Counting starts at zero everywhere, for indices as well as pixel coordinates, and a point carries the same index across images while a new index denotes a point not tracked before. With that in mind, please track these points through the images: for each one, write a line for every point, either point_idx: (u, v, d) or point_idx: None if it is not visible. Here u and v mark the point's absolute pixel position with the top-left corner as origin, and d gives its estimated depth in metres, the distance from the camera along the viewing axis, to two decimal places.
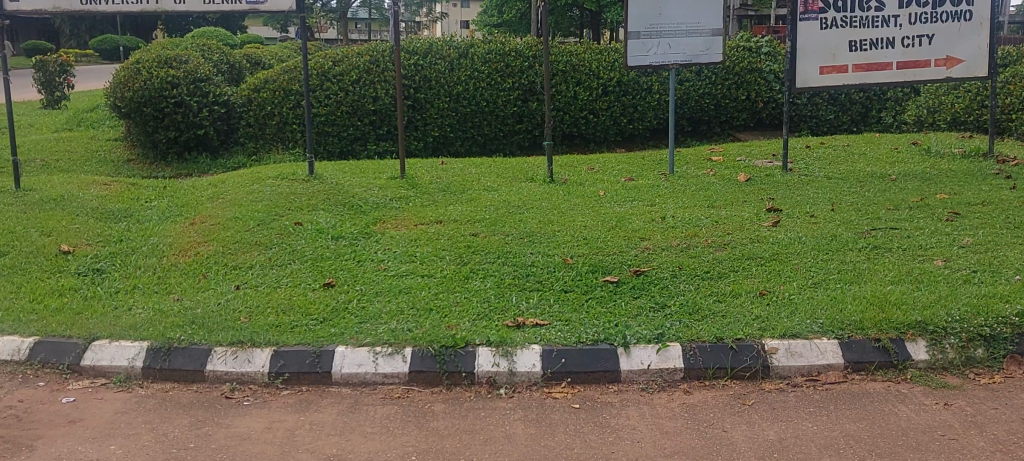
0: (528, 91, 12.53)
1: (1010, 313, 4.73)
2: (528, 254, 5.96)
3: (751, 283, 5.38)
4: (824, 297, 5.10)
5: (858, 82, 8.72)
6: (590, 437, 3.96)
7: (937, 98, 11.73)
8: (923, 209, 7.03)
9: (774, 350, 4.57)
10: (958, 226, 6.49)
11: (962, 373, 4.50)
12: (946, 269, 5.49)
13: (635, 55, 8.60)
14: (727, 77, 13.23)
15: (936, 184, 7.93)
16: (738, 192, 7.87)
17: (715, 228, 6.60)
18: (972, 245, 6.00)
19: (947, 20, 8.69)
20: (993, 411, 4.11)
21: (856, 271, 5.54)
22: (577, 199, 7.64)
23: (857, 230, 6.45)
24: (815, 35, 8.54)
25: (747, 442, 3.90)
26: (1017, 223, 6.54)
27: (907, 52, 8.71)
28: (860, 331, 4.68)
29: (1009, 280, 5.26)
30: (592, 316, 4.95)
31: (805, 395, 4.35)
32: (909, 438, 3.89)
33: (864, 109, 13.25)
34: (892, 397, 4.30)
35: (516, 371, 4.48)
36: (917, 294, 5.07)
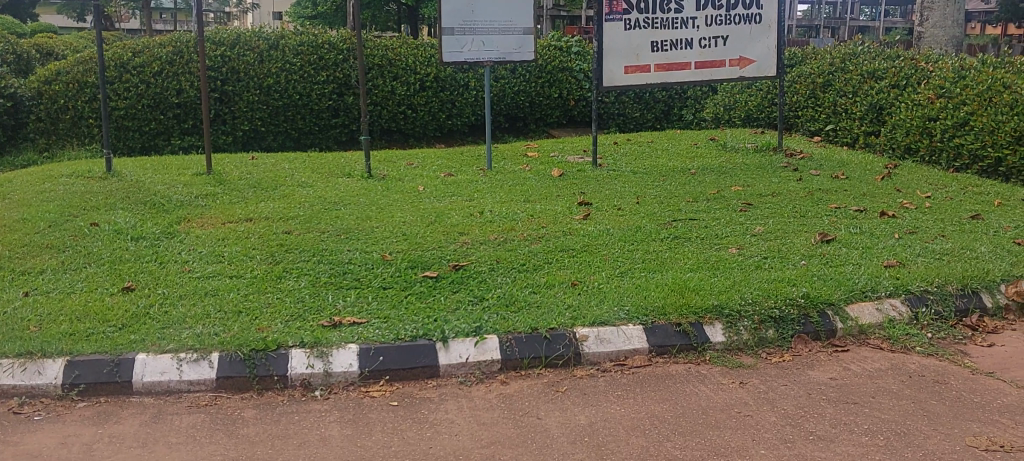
0: (343, 85, 12.36)
1: (797, 296, 5.10)
2: (343, 251, 5.86)
3: (563, 275, 5.53)
4: (630, 285, 5.32)
5: (659, 82, 9.13)
6: (407, 434, 3.95)
7: (732, 96, 12.50)
8: (720, 201, 7.46)
9: (585, 337, 4.72)
10: (751, 216, 6.93)
11: (755, 353, 4.81)
12: (740, 256, 5.86)
13: (450, 51, 8.63)
14: (540, 75, 13.57)
15: (732, 177, 8.44)
16: (552, 187, 8.08)
17: (529, 222, 6.74)
18: (763, 233, 6.43)
19: (739, 22, 9.25)
20: (782, 388, 4.42)
21: (660, 260, 5.82)
22: (394, 195, 7.61)
23: (660, 221, 6.77)
24: (619, 35, 8.87)
25: (560, 429, 4.01)
26: (802, 212, 7.07)
27: (704, 53, 9.21)
28: (663, 316, 4.91)
29: (796, 265, 5.68)
30: (410, 312, 4.94)
31: (613, 379, 4.53)
32: (708, 416, 4.12)
33: (667, 108, 13.92)
34: (693, 378, 4.54)
35: (332, 371, 4.40)
36: (714, 280, 5.38)
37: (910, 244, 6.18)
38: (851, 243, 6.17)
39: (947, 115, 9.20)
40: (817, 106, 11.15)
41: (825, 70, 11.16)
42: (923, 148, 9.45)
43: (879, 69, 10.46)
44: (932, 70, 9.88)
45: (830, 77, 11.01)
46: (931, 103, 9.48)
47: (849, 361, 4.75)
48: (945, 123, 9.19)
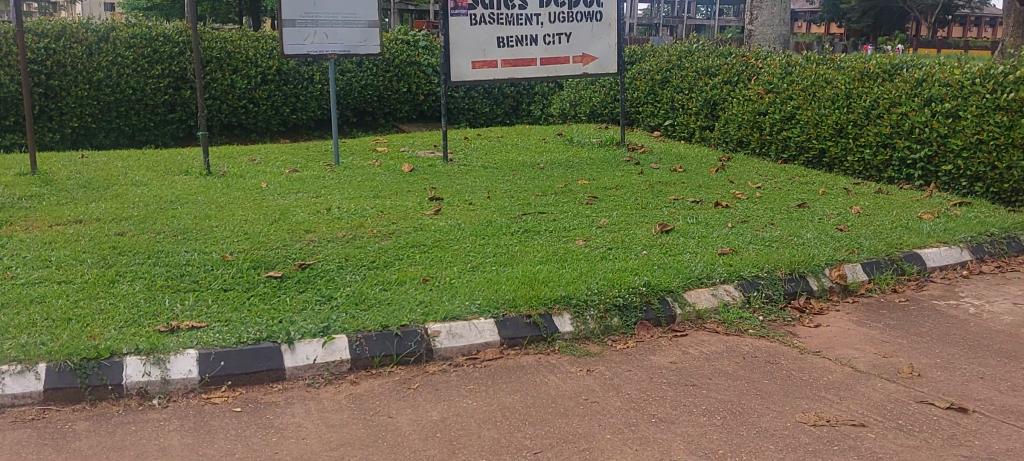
0: (180, 79, 11.90)
1: (639, 284, 5.26)
2: (182, 253, 5.63)
3: (414, 271, 5.50)
4: (481, 279, 5.34)
5: (506, 77, 9.20)
6: (252, 440, 3.83)
7: (577, 92, 12.78)
8: (567, 195, 7.60)
9: (436, 333, 4.70)
10: (596, 208, 7.11)
11: (602, 341, 4.93)
12: (587, 247, 5.99)
13: (291, 43, 8.42)
14: (387, 69, 13.44)
15: (578, 171, 8.62)
16: (402, 182, 8.02)
17: (379, 218, 6.67)
18: (608, 225, 6.60)
19: (581, 19, 9.44)
20: (627, 373, 4.56)
21: (509, 253, 5.87)
22: (236, 193, 7.36)
23: (510, 215, 6.84)
24: (465, 30, 8.90)
25: (411, 426, 3.98)
26: (644, 204, 7.31)
27: (548, 50, 9.36)
28: (513, 309, 4.95)
29: (639, 255, 5.85)
30: (254, 314, 4.79)
31: (465, 373, 4.54)
32: (557, 404, 4.20)
33: (516, 103, 14.05)
34: (542, 368, 4.61)
35: (170, 379, 4.22)
36: (562, 272, 5.47)
37: (743, 232, 6.49)
38: (689, 233, 6.43)
39: (775, 109, 9.72)
40: (656, 102, 11.64)
41: (663, 66, 11.56)
42: (755, 141, 10.04)
43: (712, 66, 10.81)
44: (762, 67, 10.21)
45: (668, 75, 11.44)
46: (760, 98, 9.97)
47: (690, 345, 4.94)
48: (773, 117, 9.72)
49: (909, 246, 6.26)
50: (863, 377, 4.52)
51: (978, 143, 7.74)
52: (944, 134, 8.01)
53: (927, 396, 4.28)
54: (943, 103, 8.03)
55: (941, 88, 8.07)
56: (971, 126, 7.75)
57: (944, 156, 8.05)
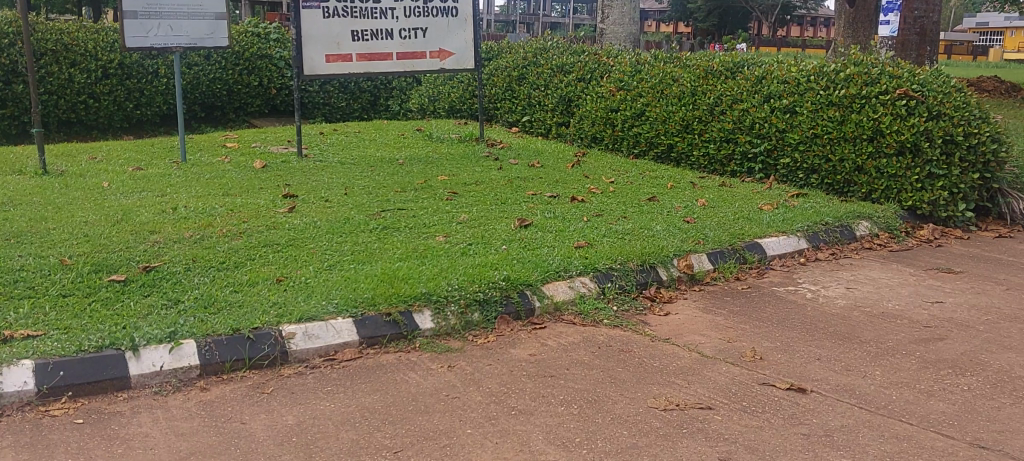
0: (10, 72, 11.23)
1: (499, 279, 5.28)
2: (14, 257, 5.29)
3: (268, 271, 5.36)
4: (338, 278, 5.25)
5: (361, 71, 9.10)
6: (94, 453, 3.65)
7: (435, 87, 12.78)
8: (426, 191, 7.58)
9: (291, 335, 4.59)
10: (455, 204, 7.12)
11: (462, 337, 4.94)
12: (446, 243, 5.99)
13: (133, 36, 8.04)
14: (237, 62, 13.06)
15: (437, 166, 8.61)
16: (255, 179, 7.80)
17: (230, 217, 6.46)
18: (467, 221, 6.61)
19: (437, 15, 9.41)
20: (487, 368, 4.58)
21: (367, 251, 5.80)
22: (75, 192, 6.98)
23: (367, 212, 6.76)
24: (318, 24, 8.75)
25: (266, 431, 3.89)
26: (502, 199, 7.37)
27: (404, 44, 9.31)
28: (372, 307, 4.90)
29: (498, 250, 5.89)
30: (96, 321, 4.55)
31: (322, 375, 4.46)
32: (417, 402, 4.18)
33: (373, 98, 13.94)
34: (402, 366, 4.58)
35: (2, 392, 3.96)
36: (421, 268, 5.44)
37: (598, 225, 6.64)
38: (546, 227, 6.52)
39: (626, 106, 9.99)
40: (513, 98, 11.78)
41: (519, 63, 11.70)
42: (607, 137, 10.26)
43: (567, 63, 11.06)
44: (612, 65, 10.50)
45: (524, 71, 11.59)
46: (612, 95, 10.23)
47: (548, 337, 5.02)
48: (625, 114, 9.98)
49: (752, 237, 6.56)
50: (710, 362, 4.71)
51: (813, 137, 8.13)
52: (782, 129, 8.39)
53: (769, 378, 4.50)
54: (781, 99, 8.44)
55: (778, 86, 8.49)
56: (807, 122, 8.15)
57: (782, 150, 8.42)
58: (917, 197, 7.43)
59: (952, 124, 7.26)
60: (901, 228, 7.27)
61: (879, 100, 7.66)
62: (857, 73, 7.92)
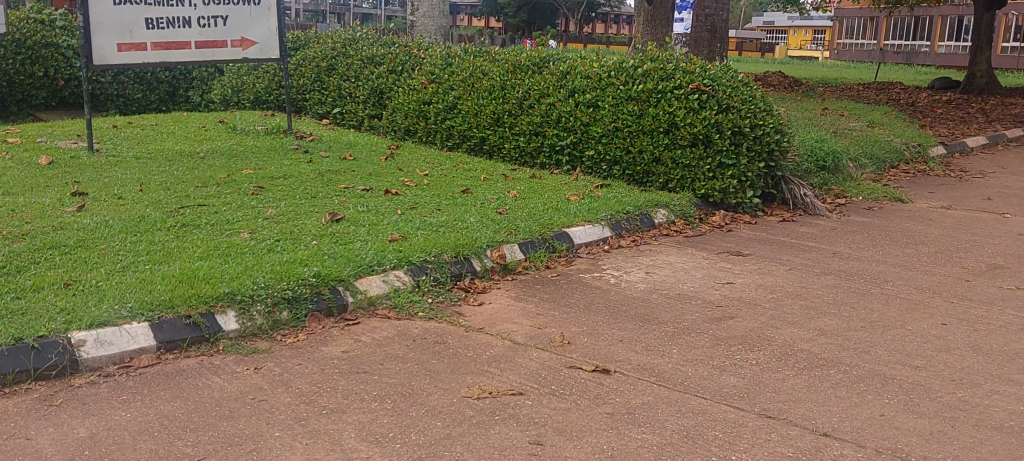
0: None
1: (308, 275, 5.16)
2: None
3: (54, 275, 5.00)
4: (133, 280, 4.97)
5: (158, 61, 8.66)
6: None
7: (239, 78, 12.37)
8: (230, 185, 7.31)
9: (81, 342, 4.31)
10: (261, 199, 6.90)
11: (269, 337, 4.81)
12: (252, 240, 5.80)
13: None
14: (18, 51, 12.13)
15: (242, 160, 8.32)
16: (40, 176, 7.26)
17: (10, 217, 5.98)
18: (274, 216, 6.43)
19: (238, 2, 9.09)
20: (296, 368, 4.48)
21: (165, 251, 5.52)
22: None
23: (166, 209, 6.44)
24: (109, 10, 8.25)
25: (54, 446, 3.64)
26: (311, 193, 7.21)
27: (203, 33, 8.95)
28: (170, 309, 4.67)
29: (307, 245, 5.76)
30: None
31: (118, 384, 4.22)
32: (221, 407, 4.03)
33: (172, 89, 13.23)
34: (205, 371, 4.41)
35: None
36: (225, 267, 5.23)
37: (410, 218, 6.63)
38: (359, 221, 6.45)
39: (438, 99, 10.03)
40: (322, 89, 11.56)
41: (328, 54, 11.51)
42: (420, 129, 10.25)
43: (377, 55, 11.00)
44: (424, 57, 10.56)
45: (333, 62, 11.41)
46: (424, 88, 10.25)
47: (360, 333, 4.97)
48: (437, 106, 10.02)
49: (560, 226, 6.75)
50: (521, 349, 4.81)
51: (614, 131, 8.42)
52: (586, 122, 8.65)
53: (576, 362, 4.65)
54: (585, 93, 8.72)
55: (582, 80, 8.78)
56: (609, 115, 8.44)
57: (587, 142, 8.68)
58: (709, 186, 7.87)
59: (739, 117, 7.73)
60: (695, 215, 7.69)
61: (674, 95, 8.06)
62: (654, 69, 8.32)
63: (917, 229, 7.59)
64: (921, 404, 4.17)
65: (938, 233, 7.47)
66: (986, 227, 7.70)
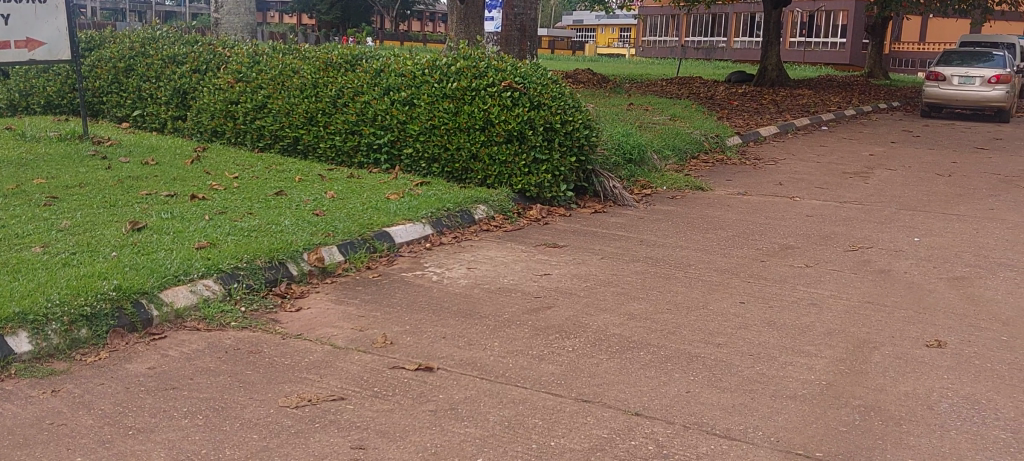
0: None
1: (109, 289, 4.88)
2: None
3: None
4: None
5: None
6: None
7: (27, 81, 11.54)
8: (19, 196, 6.81)
9: None
10: (55, 210, 6.47)
11: (68, 357, 4.53)
12: (45, 254, 5.43)
13: None
14: None
15: (33, 169, 7.75)
16: None
17: None
18: (70, 227, 6.05)
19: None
20: (99, 388, 4.24)
21: None
22: None
23: None
24: None
25: None
26: (112, 201, 6.84)
27: None
28: None
29: (107, 257, 5.46)
30: None
31: None
32: (14, 436, 3.76)
33: None
34: None
35: None
36: (15, 285, 4.87)
37: (220, 224, 6.39)
38: (163, 229, 6.16)
39: (246, 98, 9.72)
40: (120, 91, 10.97)
41: (126, 54, 10.94)
42: (229, 130, 9.89)
43: (179, 54, 10.56)
44: (230, 56, 10.26)
45: (132, 62, 10.86)
46: (231, 87, 9.91)
47: (169, 347, 4.76)
48: (245, 106, 9.70)
49: (378, 225, 6.70)
50: (341, 353, 4.75)
51: (431, 128, 8.42)
52: (402, 120, 8.61)
53: (398, 361, 4.64)
54: (400, 91, 8.70)
55: (396, 78, 8.78)
56: (424, 113, 8.43)
57: (404, 141, 8.64)
58: (526, 181, 8.02)
59: (550, 113, 7.93)
60: (513, 210, 7.82)
61: (488, 92, 8.17)
62: (467, 67, 8.43)
63: (718, 215, 8.06)
64: (724, 379, 4.44)
65: (737, 218, 7.96)
66: (779, 210, 8.27)
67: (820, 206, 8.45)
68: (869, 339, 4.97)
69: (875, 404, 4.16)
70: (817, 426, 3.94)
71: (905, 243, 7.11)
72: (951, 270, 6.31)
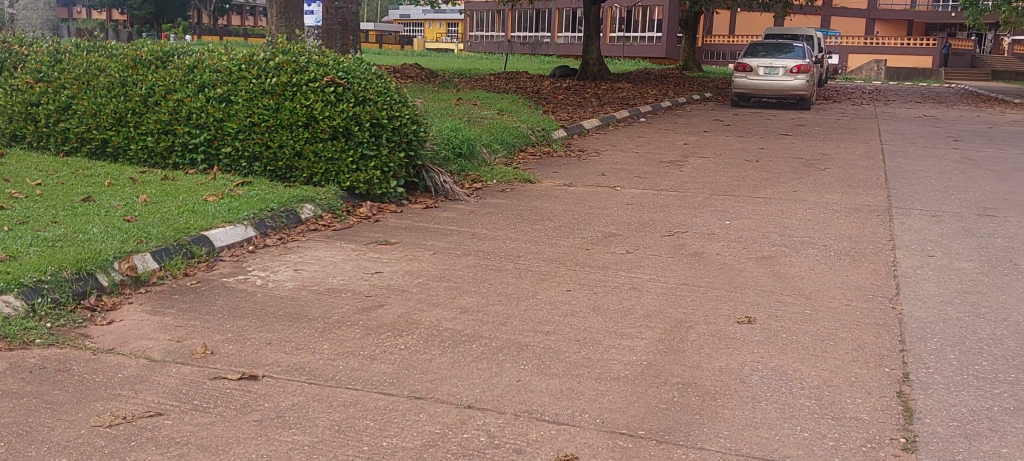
0: None
1: None
2: None
3: None
4: None
5: None
6: None
7: None
8: None
9: None
10: None
11: None
12: None
13: None
14: None
15: None
16: None
17: None
18: None
19: None
20: None
21: None
22: None
23: None
24: None
25: None
26: None
27: None
28: None
29: None
30: None
31: None
32: None
33: None
34: None
35: None
36: None
37: (20, 234, 5.95)
38: None
39: (48, 99, 9.10)
40: None
41: None
42: (30, 133, 9.25)
43: None
44: (27, 54, 9.57)
45: None
46: (29, 88, 9.25)
47: None
48: (47, 108, 9.09)
49: (196, 229, 6.41)
50: (158, 366, 4.51)
51: (250, 126, 8.12)
52: (219, 118, 8.28)
53: (220, 371, 4.46)
54: (215, 88, 8.35)
55: (211, 75, 8.42)
56: (242, 110, 8.11)
57: (222, 139, 8.32)
58: (354, 178, 7.90)
59: (376, 109, 7.81)
60: (342, 208, 7.69)
61: (309, 87, 7.95)
62: (286, 62, 8.17)
63: (544, 206, 8.22)
64: (552, 366, 4.52)
65: (564, 208, 8.14)
66: (602, 200, 8.52)
67: (641, 195, 8.77)
68: (686, 319, 5.19)
69: (692, 380, 4.35)
70: (640, 405, 4.08)
71: (718, 226, 7.49)
72: (760, 250, 6.70)
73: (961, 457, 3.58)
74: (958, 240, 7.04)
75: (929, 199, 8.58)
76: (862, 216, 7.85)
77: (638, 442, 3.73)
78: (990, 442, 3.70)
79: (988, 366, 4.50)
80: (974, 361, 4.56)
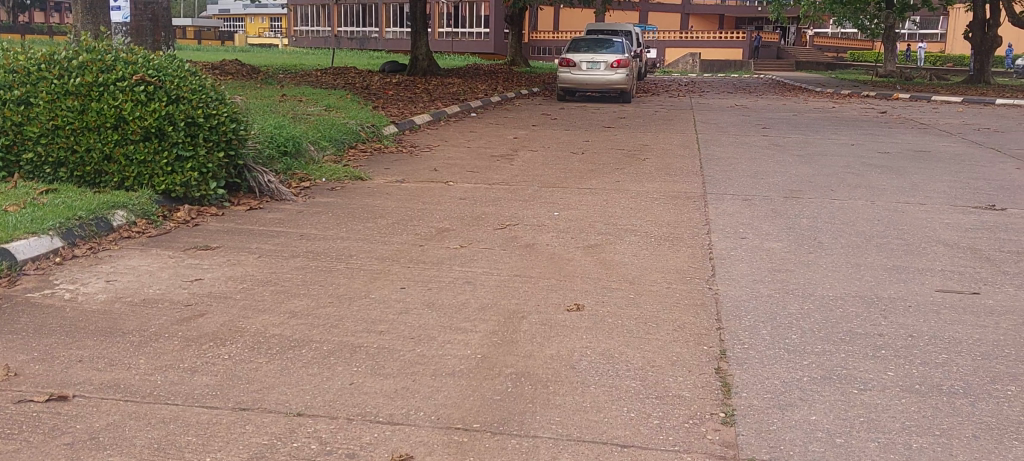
0: None
1: None
2: None
3: None
4: None
5: None
6: None
7: None
8: None
9: None
10: None
11: None
12: None
13: None
14: None
15: None
16: None
17: None
18: None
19: None
20: None
21: None
22: None
23: None
24: None
25: None
26: None
27: None
28: None
29: None
30: None
31: None
32: None
33: None
34: None
35: None
36: None
37: None
38: None
39: None
40: None
41: None
42: None
43: None
44: None
45: None
46: None
47: None
48: None
49: None
50: None
51: (53, 130, 7.54)
52: (17, 121, 7.62)
53: (25, 394, 4.14)
54: (11, 89, 7.70)
55: (6, 75, 7.78)
56: (42, 113, 7.52)
57: (22, 145, 7.68)
58: (170, 181, 7.54)
59: (191, 107, 7.51)
60: (157, 213, 7.34)
61: (118, 87, 7.47)
62: (91, 60, 7.65)
63: (375, 203, 8.12)
64: (385, 366, 4.46)
65: (395, 205, 8.07)
66: (434, 195, 8.50)
67: (471, 189, 8.81)
68: (518, 310, 5.26)
69: (525, 370, 4.40)
70: (474, 398, 4.09)
71: (547, 217, 7.62)
72: (588, 239, 6.87)
73: (775, 427, 3.79)
74: (768, 222, 7.46)
75: (742, 184, 9.06)
76: (682, 202, 8.19)
77: (472, 435, 3.74)
78: (800, 411, 3.94)
79: (796, 338, 4.79)
80: (785, 334, 4.85)
